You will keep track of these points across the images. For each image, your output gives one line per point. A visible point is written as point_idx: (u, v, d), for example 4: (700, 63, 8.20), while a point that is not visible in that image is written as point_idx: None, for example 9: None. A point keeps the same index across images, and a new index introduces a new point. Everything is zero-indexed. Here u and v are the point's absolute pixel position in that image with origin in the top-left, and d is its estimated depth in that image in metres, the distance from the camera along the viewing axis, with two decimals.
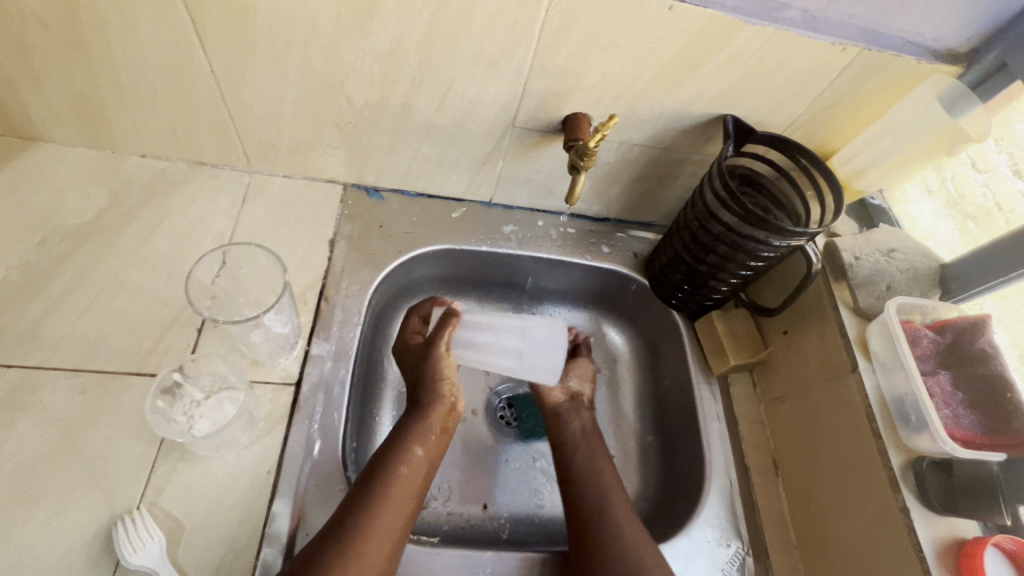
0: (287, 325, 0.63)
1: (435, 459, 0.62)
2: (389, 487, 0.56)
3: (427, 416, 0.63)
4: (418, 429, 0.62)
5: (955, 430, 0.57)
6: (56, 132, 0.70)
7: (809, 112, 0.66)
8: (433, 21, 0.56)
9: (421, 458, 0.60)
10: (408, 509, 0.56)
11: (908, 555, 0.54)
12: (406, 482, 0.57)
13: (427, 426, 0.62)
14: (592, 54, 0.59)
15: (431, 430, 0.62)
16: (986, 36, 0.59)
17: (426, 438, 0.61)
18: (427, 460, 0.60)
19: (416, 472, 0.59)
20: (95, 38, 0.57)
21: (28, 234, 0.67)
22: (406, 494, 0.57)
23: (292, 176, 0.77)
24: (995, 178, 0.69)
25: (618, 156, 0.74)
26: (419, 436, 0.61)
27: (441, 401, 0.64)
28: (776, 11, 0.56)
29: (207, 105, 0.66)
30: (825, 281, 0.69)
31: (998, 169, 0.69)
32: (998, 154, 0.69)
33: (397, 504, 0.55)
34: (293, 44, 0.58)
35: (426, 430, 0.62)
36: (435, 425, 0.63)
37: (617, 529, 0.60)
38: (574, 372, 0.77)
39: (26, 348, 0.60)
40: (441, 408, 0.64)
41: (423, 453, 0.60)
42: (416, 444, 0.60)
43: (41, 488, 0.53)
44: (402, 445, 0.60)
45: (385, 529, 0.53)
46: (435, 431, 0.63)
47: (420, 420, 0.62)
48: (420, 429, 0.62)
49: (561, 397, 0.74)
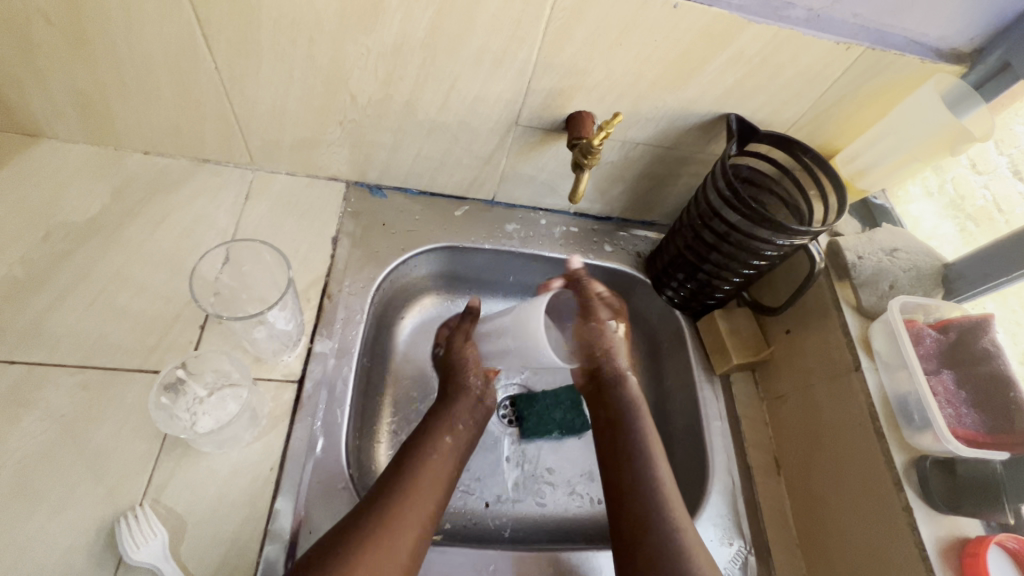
0: (290, 321, 0.63)
1: (464, 445, 0.65)
2: (418, 470, 0.58)
3: (455, 406, 0.67)
4: (446, 417, 0.65)
5: (958, 429, 0.57)
6: (60, 128, 0.70)
7: (813, 111, 0.66)
8: (437, 18, 0.56)
9: (449, 445, 0.63)
10: (438, 491, 0.58)
11: (912, 554, 0.54)
12: (436, 467, 0.60)
13: (453, 415, 0.66)
14: (597, 53, 0.59)
15: (459, 420, 0.66)
16: (990, 36, 0.60)
17: (454, 427, 0.65)
18: (455, 447, 0.63)
19: (445, 458, 0.61)
20: (99, 35, 0.57)
21: (31, 230, 0.67)
22: (435, 478, 0.59)
23: (295, 174, 0.77)
24: (995, 179, 0.69)
25: (621, 155, 0.74)
26: (446, 424, 0.64)
27: (466, 398, 0.68)
28: (781, 9, 0.56)
29: (211, 102, 0.65)
30: (829, 281, 0.68)
31: (998, 170, 0.69)
32: (999, 155, 0.69)
33: (424, 488, 0.57)
34: (298, 41, 0.58)
35: (452, 420, 0.65)
36: (465, 415, 0.67)
37: (664, 496, 0.58)
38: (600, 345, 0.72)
39: (27, 345, 0.60)
40: (466, 402, 0.68)
41: (451, 441, 0.63)
42: (445, 432, 0.63)
43: (43, 485, 0.53)
44: (429, 434, 0.63)
45: (417, 510, 0.55)
46: (463, 422, 0.66)
47: (446, 411, 0.66)
48: (446, 419, 0.65)
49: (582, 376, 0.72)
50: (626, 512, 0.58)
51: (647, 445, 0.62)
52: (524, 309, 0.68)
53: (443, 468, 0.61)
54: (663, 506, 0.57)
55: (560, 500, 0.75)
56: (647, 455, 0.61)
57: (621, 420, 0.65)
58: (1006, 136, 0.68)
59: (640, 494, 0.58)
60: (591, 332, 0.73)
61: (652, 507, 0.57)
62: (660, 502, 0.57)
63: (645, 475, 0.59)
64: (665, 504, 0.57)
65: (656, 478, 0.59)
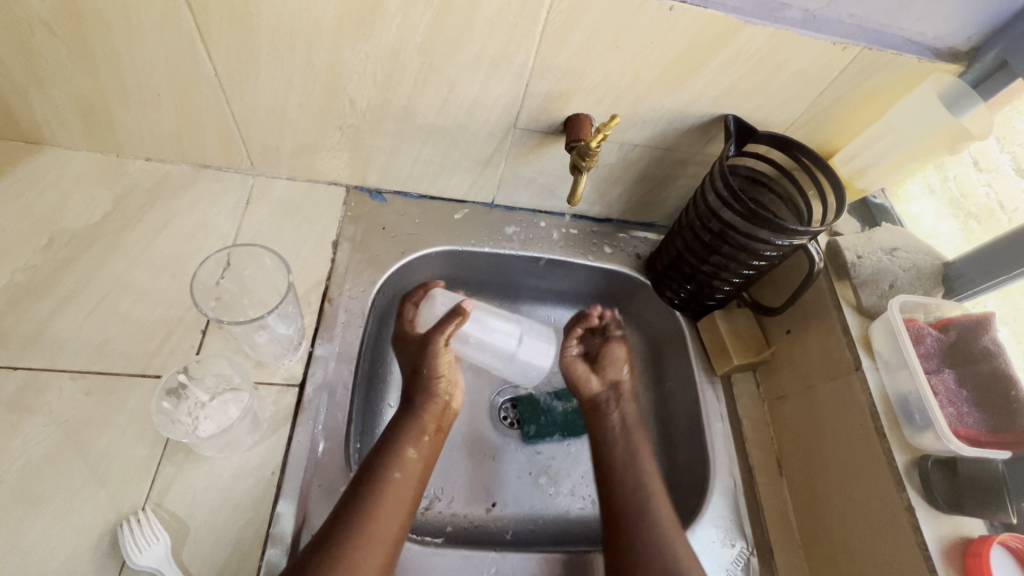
0: (291, 326, 0.63)
1: (430, 457, 0.63)
2: (384, 489, 0.57)
3: (419, 417, 0.64)
4: (410, 428, 0.63)
5: (960, 428, 0.57)
6: (61, 135, 0.71)
7: (811, 111, 0.66)
8: (434, 23, 0.56)
9: (414, 459, 0.60)
10: (404, 511, 0.57)
11: (915, 555, 0.54)
12: (399, 487, 0.58)
13: (420, 424, 0.63)
14: (594, 55, 0.59)
15: (423, 432, 0.63)
16: (987, 34, 0.60)
17: (417, 439, 0.62)
18: (420, 461, 0.61)
19: (410, 475, 0.59)
20: (99, 43, 0.58)
21: (34, 237, 0.67)
22: (400, 499, 0.57)
23: (294, 178, 0.78)
24: (998, 178, 0.69)
25: (619, 157, 0.74)
26: (410, 437, 0.62)
27: (433, 404, 0.65)
28: (776, 10, 0.56)
29: (211, 108, 0.66)
30: (829, 280, 0.69)
31: (1001, 169, 0.69)
32: (1001, 153, 0.69)
33: (392, 509, 0.56)
34: (296, 48, 0.59)
35: (417, 431, 0.63)
36: (429, 424, 0.64)
37: (648, 502, 0.62)
38: (609, 359, 0.75)
39: (30, 350, 0.60)
40: (433, 408, 0.65)
41: (416, 454, 0.61)
42: (409, 447, 0.61)
43: (46, 490, 0.54)
44: (393, 449, 0.60)
45: (383, 534, 0.54)
46: (429, 431, 0.64)
47: (409, 423, 0.63)
48: (411, 431, 0.63)
49: (600, 387, 0.74)
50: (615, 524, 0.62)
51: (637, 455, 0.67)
52: (508, 346, 0.72)
53: (408, 488, 0.59)
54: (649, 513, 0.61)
55: (563, 502, 0.75)
56: (634, 460, 0.66)
57: (625, 433, 0.69)
58: (1010, 134, 0.68)
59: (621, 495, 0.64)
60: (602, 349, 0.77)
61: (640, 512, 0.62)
62: (649, 509, 0.62)
63: (634, 482, 0.64)
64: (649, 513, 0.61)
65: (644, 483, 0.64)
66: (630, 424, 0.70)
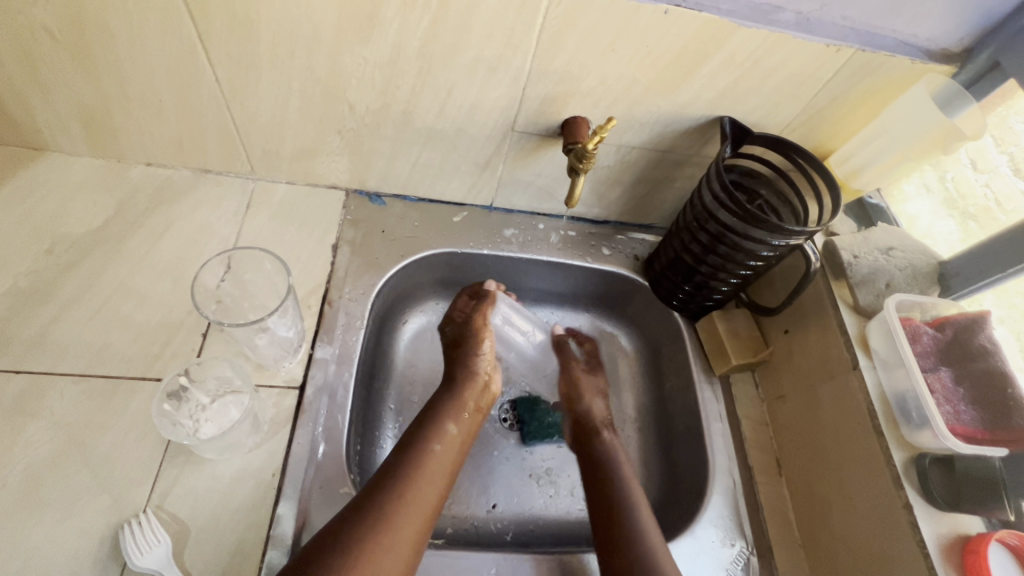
0: (291, 329, 0.64)
1: (469, 433, 0.64)
2: (426, 459, 0.58)
3: (462, 395, 0.66)
4: (456, 404, 0.65)
5: (956, 426, 0.57)
6: (63, 141, 0.71)
7: (806, 112, 0.67)
8: (432, 28, 0.57)
9: (454, 434, 0.62)
10: (442, 482, 0.58)
11: (913, 553, 0.54)
12: (439, 458, 0.59)
13: (461, 402, 0.65)
14: (590, 59, 0.60)
15: (465, 407, 0.65)
16: (979, 36, 0.60)
17: (458, 415, 0.64)
18: (460, 436, 0.62)
19: (450, 449, 0.61)
20: (101, 49, 0.58)
21: (36, 241, 0.68)
22: (437, 469, 0.58)
23: (294, 183, 0.78)
24: (996, 178, 0.70)
25: (617, 159, 0.75)
26: (452, 413, 0.64)
27: (475, 381, 0.69)
28: (770, 13, 0.57)
29: (211, 112, 0.67)
30: (825, 280, 0.69)
31: (999, 169, 0.70)
32: (999, 154, 0.69)
33: (431, 476, 0.57)
34: (296, 54, 0.59)
35: (458, 408, 0.65)
36: (471, 402, 0.66)
37: (639, 517, 0.60)
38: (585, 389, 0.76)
39: (33, 354, 0.60)
40: (475, 384, 0.68)
41: (456, 430, 0.62)
42: (450, 421, 0.63)
43: (48, 493, 0.54)
44: (435, 421, 0.62)
45: (422, 501, 0.55)
46: (470, 409, 0.66)
47: (451, 399, 0.66)
48: (452, 406, 0.65)
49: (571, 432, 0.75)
50: (608, 525, 0.59)
51: (628, 488, 0.63)
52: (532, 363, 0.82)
53: (448, 459, 0.60)
54: (647, 546, 0.57)
55: (564, 503, 0.76)
56: (622, 488, 0.63)
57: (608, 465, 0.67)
58: (1006, 136, 0.68)
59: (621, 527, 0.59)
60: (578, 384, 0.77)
61: (639, 544, 0.57)
62: (643, 542, 0.57)
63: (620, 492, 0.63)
64: (644, 532, 0.58)
65: (640, 521, 0.59)
66: (606, 456, 0.68)
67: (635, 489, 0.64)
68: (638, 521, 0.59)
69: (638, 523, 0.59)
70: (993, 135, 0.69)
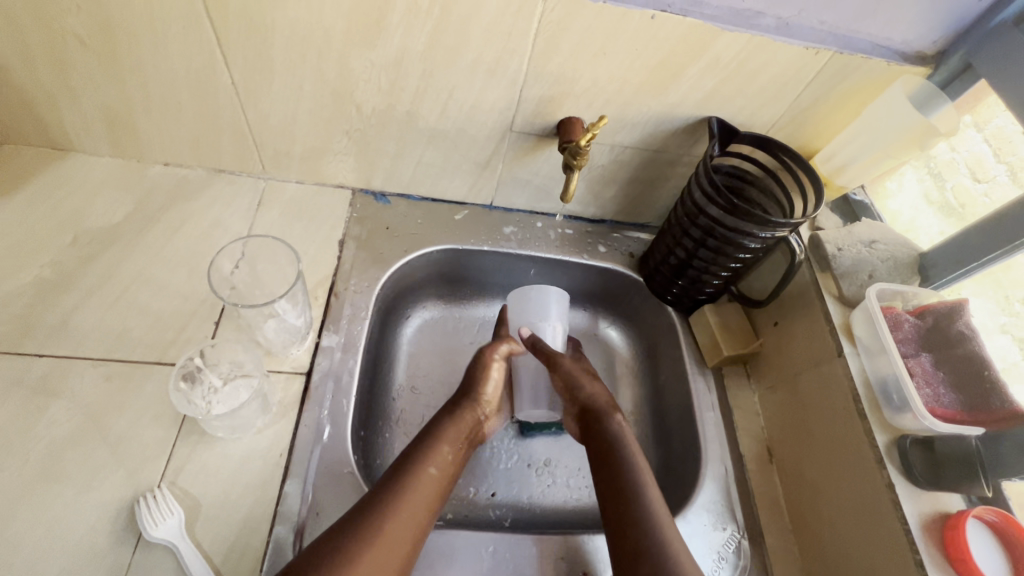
0: (300, 317, 0.67)
1: (461, 462, 0.64)
2: (418, 478, 0.57)
3: (459, 422, 0.66)
4: (452, 431, 0.64)
5: (936, 408, 0.59)
6: (86, 141, 0.75)
7: (789, 113, 0.71)
8: (434, 33, 0.61)
9: (449, 458, 0.62)
10: (431, 507, 0.57)
11: (895, 530, 0.56)
12: (433, 482, 0.58)
13: (458, 430, 0.65)
14: (583, 61, 0.64)
15: (461, 435, 0.65)
16: (951, 39, 0.64)
17: (454, 440, 0.64)
18: (453, 463, 0.62)
19: (444, 473, 0.60)
20: (126, 54, 0.63)
21: (60, 235, 0.71)
22: (431, 494, 0.57)
23: (303, 182, 0.82)
24: (994, 186, 0.68)
25: (611, 159, 0.78)
26: (451, 437, 0.63)
27: (471, 414, 0.68)
28: (751, 18, 0.61)
29: (227, 114, 0.71)
30: (811, 272, 0.72)
31: (996, 179, 0.68)
32: (997, 164, 0.69)
33: (424, 501, 0.56)
34: (308, 58, 0.63)
35: (457, 434, 0.64)
36: (466, 433, 0.66)
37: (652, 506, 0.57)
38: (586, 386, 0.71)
39: (55, 339, 0.64)
40: (470, 416, 0.67)
41: (451, 455, 0.62)
42: (446, 445, 0.62)
43: (68, 468, 0.57)
44: (433, 443, 0.62)
45: (410, 520, 0.54)
46: (464, 438, 0.65)
47: (449, 425, 0.65)
48: (452, 430, 0.65)
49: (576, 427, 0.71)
50: (619, 513, 0.58)
51: (637, 467, 0.61)
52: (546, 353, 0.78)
53: (441, 484, 0.59)
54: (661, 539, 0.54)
55: (561, 492, 0.78)
56: (632, 467, 0.61)
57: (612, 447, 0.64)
58: (1004, 145, 0.68)
59: (631, 508, 0.57)
60: (577, 390, 0.70)
61: (644, 522, 0.56)
62: (658, 532, 0.55)
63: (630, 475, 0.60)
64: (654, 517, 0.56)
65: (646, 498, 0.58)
66: (619, 437, 0.65)
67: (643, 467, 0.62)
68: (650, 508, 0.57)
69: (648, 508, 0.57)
70: (991, 145, 0.70)
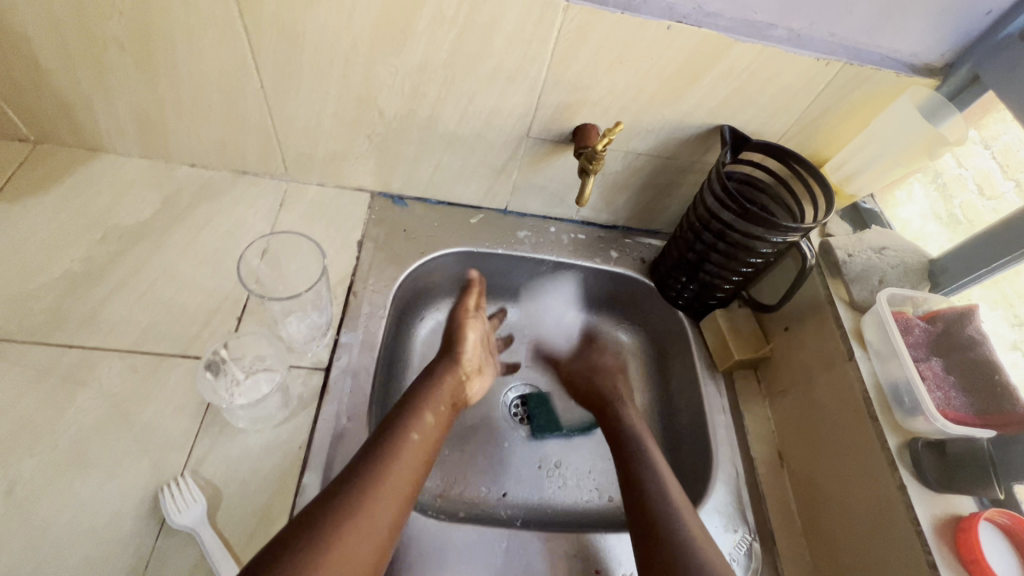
0: (322, 314, 0.70)
1: (444, 426, 0.64)
2: (403, 444, 0.58)
3: (439, 386, 0.66)
4: (432, 396, 0.65)
5: (947, 411, 0.60)
6: (118, 142, 0.78)
7: (800, 122, 0.72)
8: (458, 40, 0.63)
9: (431, 424, 0.62)
10: (417, 473, 0.58)
11: (908, 531, 0.57)
12: (417, 447, 0.59)
13: (437, 396, 0.66)
14: (600, 70, 0.66)
15: (440, 401, 0.66)
16: (958, 52, 0.66)
17: (435, 406, 0.64)
18: (436, 427, 0.63)
19: (426, 438, 0.61)
20: (163, 58, 0.65)
21: (91, 231, 0.74)
22: (416, 456, 0.58)
23: (324, 184, 0.85)
24: (1001, 202, 0.68)
25: (625, 165, 0.80)
26: (430, 404, 0.64)
27: (450, 378, 0.69)
28: (764, 30, 0.63)
29: (255, 117, 0.73)
30: (823, 277, 0.73)
31: (1005, 195, 0.68)
32: (1005, 181, 0.69)
33: (409, 467, 0.57)
34: (335, 63, 0.66)
35: (437, 400, 0.65)
36: (447, 395, 0.67)
37: (672, 502, 0.61)
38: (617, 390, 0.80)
39: (85, 330, 0.66)
40: (450, 379, 0.69)
41: (433, 420, 0.63)
42: (426, 411, 0.63)
43: (95, 455, 0.58)
44: (415, 411, 0.62)
45: (396, 485, 0.55)
46: (444, 404, 0.66)
47: (427, 391, 0.65)
48: (432, 397, 0.65)
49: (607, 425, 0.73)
50: (639, 504, 0.61)
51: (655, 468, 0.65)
52: None
53: (425, 449, 0.60)
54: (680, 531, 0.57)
55: (572, 492, 0.78)
56: (651, 470, 0.65)
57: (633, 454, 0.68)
58: (1011, 162, 0.68)
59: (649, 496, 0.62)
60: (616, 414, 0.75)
61: (660, 512, 0.59)
62: (674, 519, 0.58)
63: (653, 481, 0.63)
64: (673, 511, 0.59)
65: (670, 497, 0.61)
66: (639, 443, 0.69)
67: (664, 469, 0.66)
68: (666, 498, 0.61)
69: (665, 500, 0.61)
70: (999, 160, 0.70)
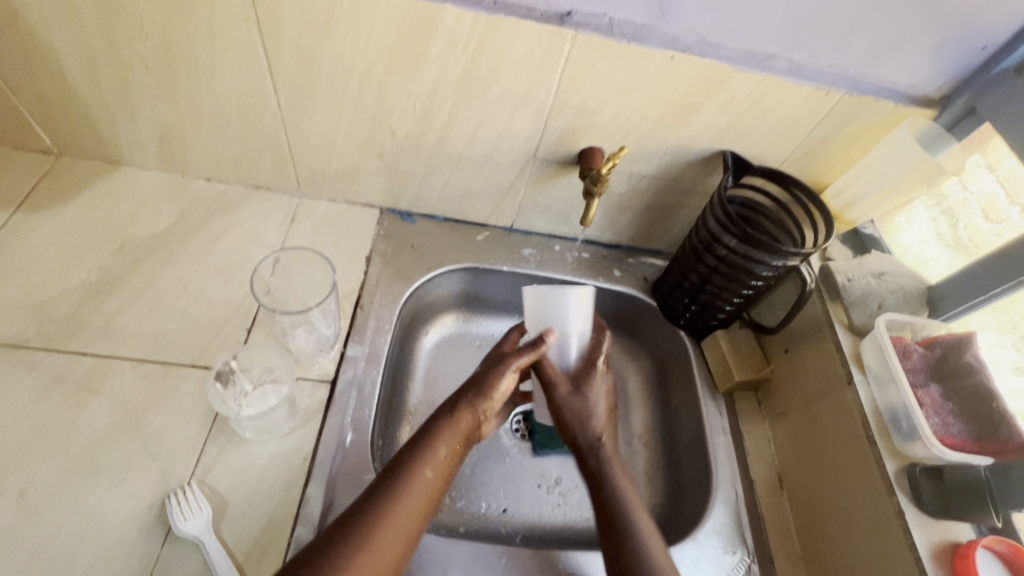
0: (331, 326, 0.71)
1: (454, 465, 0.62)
2: (412, 481, 0.57)
3: (456, 426, 0.63)
4: (448, 431, 0.62)
5: (945, 437, 0.61)
6: (138, 156, 0.81)
7: (801, 149, 0.74)
8: (469, 65, 0.65)
9: (444, 459, 0.60)
10: (424, 512, 0.57)
11: (905, 557, 0.57)
12: (426, 485, 0.58)
13: (455, 432, 0.63)
14: (605, 96, 0.68)
15: (457, 438, 0.63)
16: (955, 85, 0.67)
17: (450, 442, 0.62)
18: (447, 465, 0.61)
19: (438, 475, 0.59)
20: (185, 78, 0.68)
21: (109, 242, 0.76)
22: (424, 496, 0.57)
23: (335, 200, 0.87)
24: (1007, 227, 0.68)
25: (629, 187, 0.82)
26: (446, 440, 0.61)
27: (469, 415, 0.65)
28: (765, 60, 0.65)
29: (270, 134, 0.75)
30: (823, 300, 0.74)
31: (1010, 219, 0.68)
32: (1010, 206, 0.68)
33: (415, 508, 0.56)
34: (350, 86, 0.68)
35: (454, 437, 0.62)
36: (463, 435, 0.63)
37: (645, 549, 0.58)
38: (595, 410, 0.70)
39: (100, 339, 0.67)
40: (469, 416, 0.65)
41: (445, 456, 0.61)
42: (440, 446, 0.60)
43: (104, 462, 0.59)
44: (428, 445, 0.60)
45: (401, 525, 0.54)
46: (460, 440, 0.63)
47: (445, 427, 0.62)
48: (449, 431, 0.62)
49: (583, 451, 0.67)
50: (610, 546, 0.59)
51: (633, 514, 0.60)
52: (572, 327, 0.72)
53: (434, 487, 0.58)
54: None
55: (572, 509, 0.79)
56: (623, 509, 0.61)
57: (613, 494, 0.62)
58: (1015, 187, 0.68)
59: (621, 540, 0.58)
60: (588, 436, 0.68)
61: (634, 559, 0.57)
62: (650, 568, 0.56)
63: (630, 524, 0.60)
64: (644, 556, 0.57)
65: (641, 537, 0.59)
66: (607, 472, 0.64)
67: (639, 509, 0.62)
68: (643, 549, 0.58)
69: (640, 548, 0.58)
70: (1003, 185, 0.69)
